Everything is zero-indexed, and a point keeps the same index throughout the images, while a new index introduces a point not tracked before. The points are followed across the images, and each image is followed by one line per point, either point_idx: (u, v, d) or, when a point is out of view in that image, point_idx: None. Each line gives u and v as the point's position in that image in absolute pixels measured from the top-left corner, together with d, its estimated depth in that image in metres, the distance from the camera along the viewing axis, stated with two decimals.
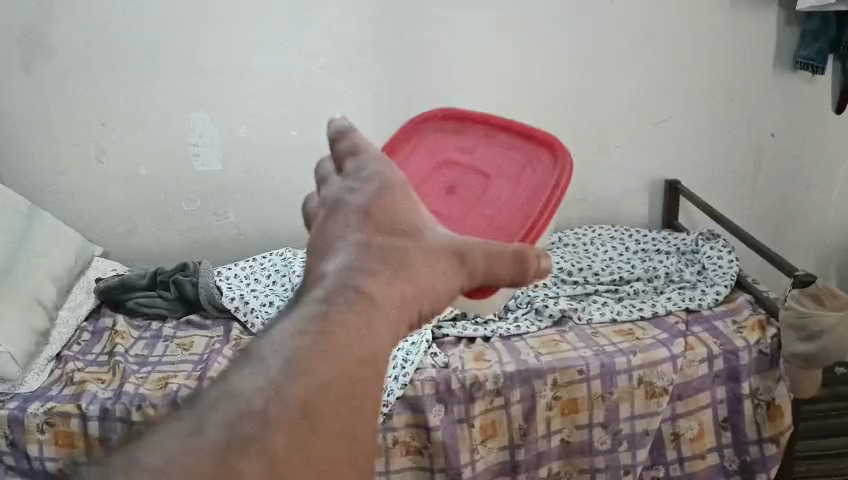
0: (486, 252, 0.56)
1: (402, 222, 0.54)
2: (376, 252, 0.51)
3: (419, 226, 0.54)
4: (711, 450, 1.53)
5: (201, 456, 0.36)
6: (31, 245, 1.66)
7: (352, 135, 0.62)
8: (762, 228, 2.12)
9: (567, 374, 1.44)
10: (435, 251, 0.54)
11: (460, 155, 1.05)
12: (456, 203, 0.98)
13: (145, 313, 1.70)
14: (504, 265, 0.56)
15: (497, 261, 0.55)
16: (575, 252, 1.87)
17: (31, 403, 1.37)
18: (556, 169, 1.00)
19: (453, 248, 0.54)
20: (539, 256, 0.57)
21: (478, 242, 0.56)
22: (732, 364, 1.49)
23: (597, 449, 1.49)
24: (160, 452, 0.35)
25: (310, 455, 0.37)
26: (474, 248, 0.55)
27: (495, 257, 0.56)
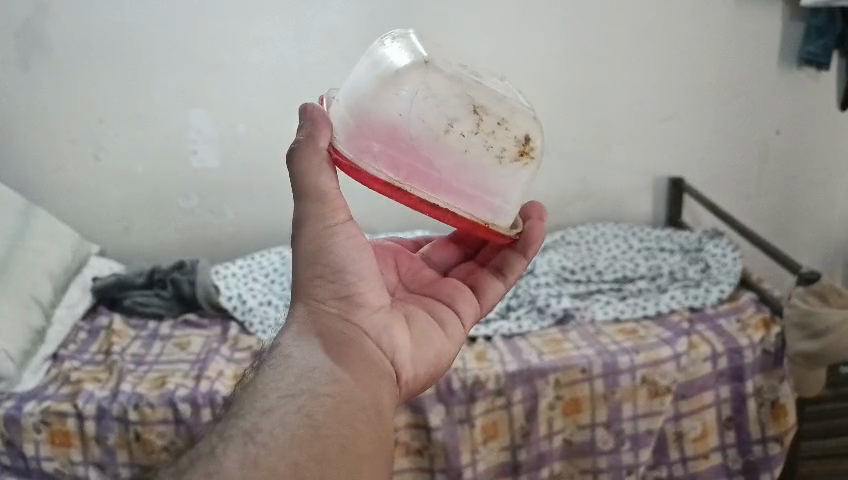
0: (323, 230, 0.72)
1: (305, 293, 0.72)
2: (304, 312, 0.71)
3: (307, 276, 0.72)
4: (715, 450, 1.51)
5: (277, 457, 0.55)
6: (28, 243, 1.64)
7: None
8: (767, 225, 2.10)
9: (570, 374, 1.42)
10: (317, 274, 0.72)
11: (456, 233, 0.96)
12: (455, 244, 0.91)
13: (141, 312, 1.67)
14: (327, 217, 0.72)
15: (326, 224, 0.72)
16: (578, 251, 1.85)
17: (28, 403, 1.35)
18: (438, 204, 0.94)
19: (314, 260, 0.72)
20: (308, 170, 0.70)
21: (315, 236, 0.72)
22: (735, 363, 1.47)
23: (600, 449, 1.47)
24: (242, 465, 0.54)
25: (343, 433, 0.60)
26: (311, 236, 0.72)
27: (325, 225, 0.72)
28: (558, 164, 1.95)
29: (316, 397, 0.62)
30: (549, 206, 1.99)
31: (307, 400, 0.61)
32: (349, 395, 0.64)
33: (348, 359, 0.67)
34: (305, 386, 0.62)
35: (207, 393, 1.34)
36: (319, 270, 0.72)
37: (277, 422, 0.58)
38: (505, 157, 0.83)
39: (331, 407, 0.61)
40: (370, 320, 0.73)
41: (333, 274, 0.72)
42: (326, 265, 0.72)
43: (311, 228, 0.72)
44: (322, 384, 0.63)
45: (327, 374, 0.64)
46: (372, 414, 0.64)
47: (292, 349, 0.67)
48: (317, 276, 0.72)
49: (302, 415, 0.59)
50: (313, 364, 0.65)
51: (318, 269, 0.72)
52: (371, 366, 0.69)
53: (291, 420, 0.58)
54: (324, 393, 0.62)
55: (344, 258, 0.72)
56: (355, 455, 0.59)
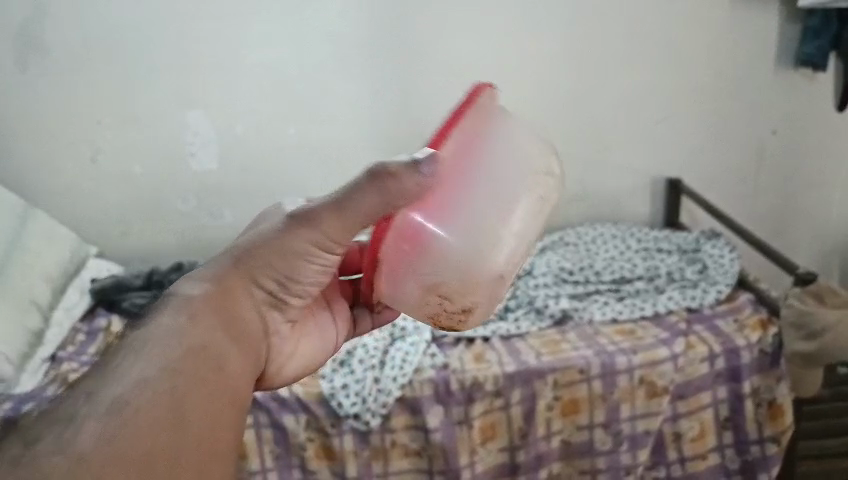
0: (335, 219, 0.58)
1: (249, 265, 0.59)
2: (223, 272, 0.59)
3: (265, 254, 0.60)
4: (712, 450, 1.52)
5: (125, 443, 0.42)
6: (27, 244, 1.64)
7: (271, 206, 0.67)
8: (765, 225, 2.10)
9: (568, 374, 1.43)
10: (282, 246, 0.59)
11: None
12: None
13: (139, 313, 1.66)
14: (342, 231, 0.59)
15: (331, 230, 0.59)
16: (576, 252, 1.85)
17: (26, 404, 1.36)
18: None
19: (287, 245, 0.59)
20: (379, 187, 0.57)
21: (316, 227, 0.59)
22: (732, 363, 1.48)
23: (598, 449, 1.47)
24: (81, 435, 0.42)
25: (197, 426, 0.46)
26: (312, 226, 0.59)
27: (329, 227, 0.59)
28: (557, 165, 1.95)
29: (104, 422, 0.42)
30: None
31: (88, 426, 0.42)
32: (156, 429, 0.44)
33: (184, 379, 0.48)
34: (104, 401, 0.44)
35: None
36: (262, 275, 0.60)
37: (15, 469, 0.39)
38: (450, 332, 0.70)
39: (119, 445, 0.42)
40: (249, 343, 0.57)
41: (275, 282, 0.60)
42: (289, 271, 0.60)
43: (303, 230, 0.59)
44: (195, 359, 0.49)
45: (162, 384, 0.46)
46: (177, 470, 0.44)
47: (134, 337, 0.50)
48: (269, 246, 0.60)
49: (166, 393, 0.46)
50: (191, 339, 0.51)
51: (274, 259, 0.60)
52: (217, 384, 0.50)
53: (44, 462, 0.40)
54: (121, 416, 0.43)
55: (284, 276, 0.61)
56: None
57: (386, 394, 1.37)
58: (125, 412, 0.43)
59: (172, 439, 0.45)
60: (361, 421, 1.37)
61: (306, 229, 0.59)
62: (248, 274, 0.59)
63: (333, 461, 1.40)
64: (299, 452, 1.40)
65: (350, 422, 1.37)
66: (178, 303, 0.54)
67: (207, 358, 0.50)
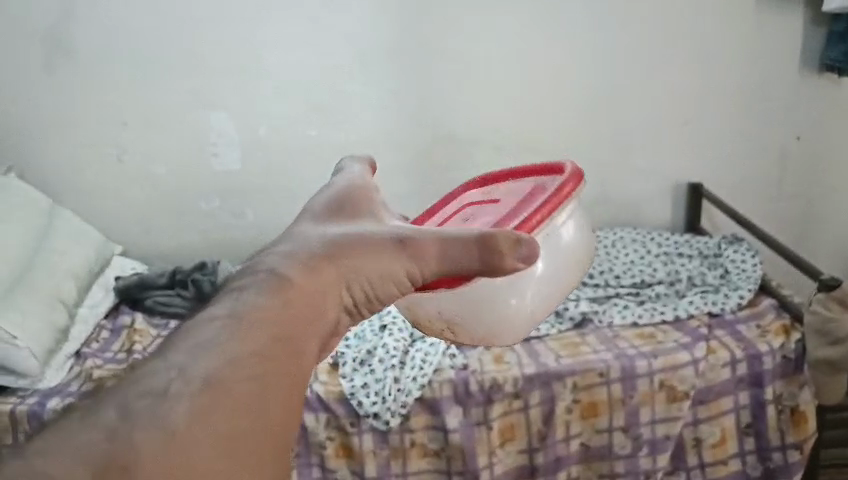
0: (439, 239, 0.53)
1: (345, 256, 0.50)
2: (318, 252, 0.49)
3: (369, 250, 0.51)
4: (733, 456, 1.51)
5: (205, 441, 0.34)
6: (53, 243, 1.66)
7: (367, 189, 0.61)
8: (789, 231, 2.08)
9: (588, 377, 1.43)
10: (384, 249, 0.52)
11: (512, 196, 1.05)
12: None
13: (163, 312, 1.68)
14: (460, 249, 0.52)
15: (449, 247, 0.52)
16: (596, 256, 1.85)
17: (50, 400, 1.40)
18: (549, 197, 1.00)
19: (398, 246, 0.52)
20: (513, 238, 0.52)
21: (433, 239, 0.53)
22: (755, 369, 1.47)
23: (617, 453, 1.47)
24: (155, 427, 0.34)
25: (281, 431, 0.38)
26: (425, 237, 0.53)
27: (446, 246, 0.53)
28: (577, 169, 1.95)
29: (198, 404, 0.35)
30: None
31: (180, 407, 0.35)
32: (251, 427, 0.36)
33: (279, 367, 0.39)
34: (182, 383, 0.36)
35: None
36: (357, 283, 0.50)
37: (95, 450, 0.32)
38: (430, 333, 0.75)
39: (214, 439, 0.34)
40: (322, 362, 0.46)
41: (364, 299, 0.51)
42: (381, 280, 0.51)
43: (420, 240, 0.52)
44: (285, 353, 0.40)
45: (249, 371, 0.38)
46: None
47: (217, 314, 0.41)
48: (374, 246, 0.51)
49: (255, 385, 0.37)
50: (283, 326, 0.41)
51: (376, 263, 0.51)
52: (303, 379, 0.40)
53: (138, 443, 0.33)
54: (202, 405, 0.35)
55: (371, 295, 0.51)
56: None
57: (406, 393, 1.38)
58: (220, 398, 0.36)
59: (266, 442, 0.36)
60: (380, 420, 1.37)
61: (404, 257, 0.53)
62: (342, 273, 0.49)
63: (352, 460, 1.41)
64: (318, 450, 1.40)
65: (370, 421, 1.38)
66: (267, 284, 0.44)
67: (302, 351, 0.41)
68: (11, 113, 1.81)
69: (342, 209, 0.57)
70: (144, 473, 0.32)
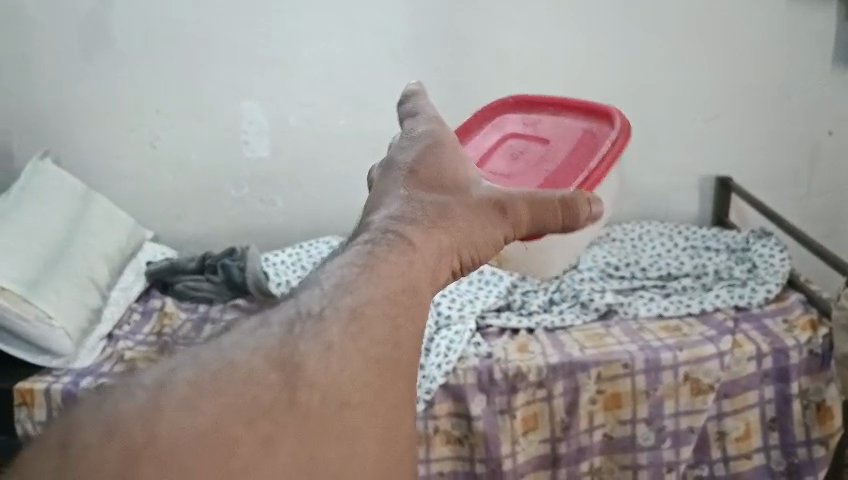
0: (529, 202, 0.61)
1: (453, 216, 0.57)
2: (425, 207, 0.56)
3: (472, 204, 0.58)
4: (757, 451, 1.50)
5: (348, 365, 0.42)
6: (87, 227, 1.70)
7: (430, 120, 0.65)
8: (820, 228, 2.06)
9: (611, 368, 1.43)
10: (481, 208, 0.59)
11: (543, 136, 1.10)
12: (525, 164, 1.04)
13: (192, 296, 1.71)
14: (548, 213, 0.62)
15: (538, 209, 0.61)
16: (622, 248, 1.85)
17: (84, 379, 1.44)
18: (582, 147, 1.07)
19: (493, 201, 0.59)
20: (588, 204, 0.64)
21: (520, 195, 0.61)
22: (780, 363, 1.46)
23: (640, 445, 1.47)
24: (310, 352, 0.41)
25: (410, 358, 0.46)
26: (516, 201, 0.60)
27: (535, 206, 0.61)
28: None
29: (345, 330, 0.43)
30: None
31: (332, 329, 0.43)
32: (395, 344, 0.45)
33: (406, 310, 0.47)
34: (329, 319, 0.44)
35: None
36: (469, 247, 0.56)
37: (266, 352, 0.40)
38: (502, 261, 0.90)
39: (358, 355, 0.43)
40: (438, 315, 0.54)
41: (476, 263, 0.57)
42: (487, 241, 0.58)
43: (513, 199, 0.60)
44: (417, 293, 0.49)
45: (386, 310, 0.46)
46: (397, 398, 0.43)
47: (353, 263, 0.49)
48: (476, 206, 0.58)
49: (391, 323, 0.45)
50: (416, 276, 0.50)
51: (477, 221, 0.58)
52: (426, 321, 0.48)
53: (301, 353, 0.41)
54: (351, 331, 0.44)
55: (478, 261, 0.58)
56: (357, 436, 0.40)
57: (431, 380, 1.40)
58: (364, 328, 0.44)
59: (409, 356, 0.46)
60: None
61: (504, 221, 0.60)
62: (458, 235, 0.56)
63: None
64: None
65: None
66: (396, 245, 0.51)
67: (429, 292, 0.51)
68: (49, 99, 1.84)
69: (435, 157, 0.61)
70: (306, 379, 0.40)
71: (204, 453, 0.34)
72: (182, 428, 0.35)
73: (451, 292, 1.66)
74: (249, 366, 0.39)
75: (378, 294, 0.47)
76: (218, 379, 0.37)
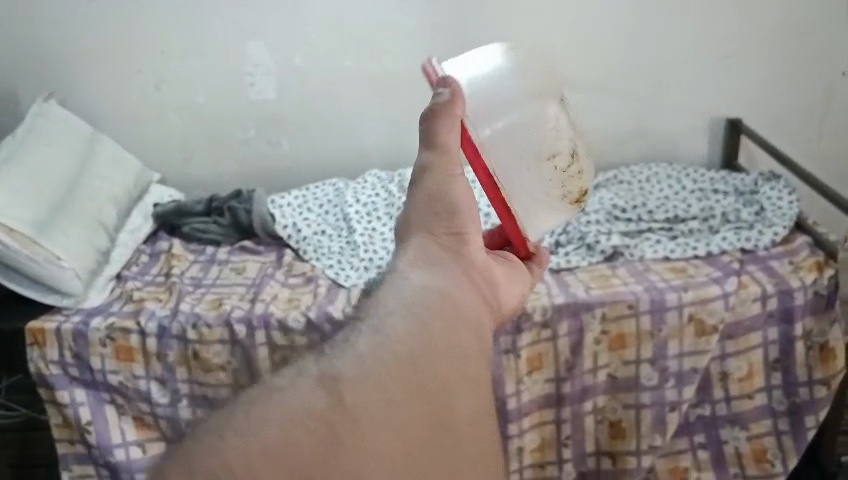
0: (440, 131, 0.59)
1: (430, 211, 0.54)
2: (402, 229, 0.54)
3: (427, 186, 0.56)
4: (760, 391, 1.52)
5: (382, 360, 0.39)
6: (93, 169, 1.70)
7: None
8: (831, 171, 2.03)
9: (616, 308, 1.44)
10: (427, 176, 0.56)
11: None
12: None
13: (200, 238, 1.72)
14: (449, 117, 0.59)
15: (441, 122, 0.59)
16: (630, 190, 1.84)
17: (94, 318, 1.46)
18: None
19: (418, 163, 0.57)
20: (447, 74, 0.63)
21: (427, 138, 0.59)
22: (785, 304, 1.47)
23: (644, 385, 1.48)
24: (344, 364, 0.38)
25: (446, 334, 0.43)
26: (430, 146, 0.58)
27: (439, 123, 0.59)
28: (613, 103, 1.93)
29: (369, 343, 0.40)
30: (601, 145, 1.97)
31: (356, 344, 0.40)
32: (423, 331, 0.42)
33: (422, 303, 0.44)
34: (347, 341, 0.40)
35: (261, 315, 1.43)
36: (440, 209, 0.54)
37: (304, 381, 0.36)
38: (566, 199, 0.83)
39: (393, 354, 0.39)
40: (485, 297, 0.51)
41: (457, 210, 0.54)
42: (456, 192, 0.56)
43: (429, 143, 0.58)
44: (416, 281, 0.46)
45: (398, 310, 0.43)
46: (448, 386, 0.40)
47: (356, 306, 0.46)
48: (421, 181, 0.56)
49: (408, 317, 0.42)
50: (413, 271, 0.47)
51: (434, 192, 0.55)
52: (452, 305, 0.45)
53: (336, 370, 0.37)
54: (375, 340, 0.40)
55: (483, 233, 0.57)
56: (415, 437, 0.37)
57: None
58: (389, 334, 0.41)
59: (447, 333, 0.43)
60: None
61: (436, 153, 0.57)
62: (428, 215, 0.54)
63: None
64: None
65: None
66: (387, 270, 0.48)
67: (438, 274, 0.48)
68: (54, 41, 1.83)
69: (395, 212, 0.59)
70: (350, 392, 0.36)
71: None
72: (231, 451, 0.31)
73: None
74: (293, 398, 0.35)
75: (399, 295, 0.44)
76: (255, 406, 0.34)
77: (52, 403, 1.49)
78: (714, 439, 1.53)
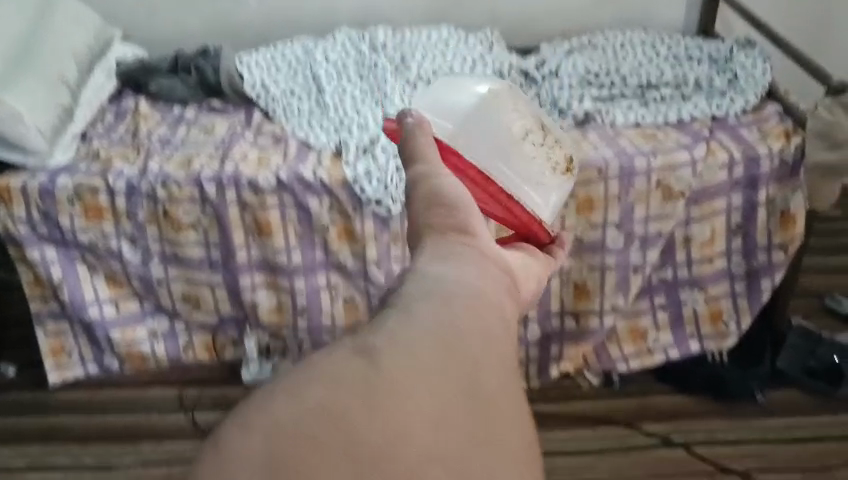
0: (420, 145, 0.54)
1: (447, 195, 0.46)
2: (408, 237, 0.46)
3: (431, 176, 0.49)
4: (720, 255, 1.56)
5: (426, 336, 0.31)
6: (51, 24, 1.62)
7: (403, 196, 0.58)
8: (806, 40, 2.02)
9: (586, 173, 1.45)
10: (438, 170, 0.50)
11: None
12: None
13: (166, 98, 1.68)
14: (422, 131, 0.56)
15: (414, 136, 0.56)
16: (603, 54, 1.79)
17: (60, 175, 1.43)
18: None
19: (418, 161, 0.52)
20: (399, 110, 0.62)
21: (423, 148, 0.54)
22: (751, 172, 1.49)
23: (610, 248, 1.51)
24: (383, 337, 0.31)
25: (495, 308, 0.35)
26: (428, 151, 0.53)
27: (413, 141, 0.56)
28: None
29: (400, 316, 0.32)
30: (578, 7, 1.93)
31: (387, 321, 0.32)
32: (467, 304, 0.34)
33: (466, 278, 0.36)
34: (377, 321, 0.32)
35: (231, 175, 1.42)
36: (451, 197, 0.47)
37: (335, 355, 0.29)
38: (557, 169, 0.97)
39: (422, 337, 0.31)
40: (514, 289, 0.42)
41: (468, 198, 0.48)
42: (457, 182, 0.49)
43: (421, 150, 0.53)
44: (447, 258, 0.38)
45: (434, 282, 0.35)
46: (506, 363, 0.33)
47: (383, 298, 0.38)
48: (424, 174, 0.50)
49: (448, 290, 0.34)
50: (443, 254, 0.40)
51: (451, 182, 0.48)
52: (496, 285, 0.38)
53: (373, 347, 0.30)
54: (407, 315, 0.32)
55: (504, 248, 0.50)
56: (465, 421, 0.29)
57: None
58: (429, 308, 0.33)
59: (494, 310, 0.35)
60: (382, 207, 1.42)
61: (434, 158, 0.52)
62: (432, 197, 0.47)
63: (353, 243, 1.48)
64: (321, 233, 1.47)
65: (373, 208, 1.42)
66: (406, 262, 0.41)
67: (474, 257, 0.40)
68: None
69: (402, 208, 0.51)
70: (389, 367, 0.29)
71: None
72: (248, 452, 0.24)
73: (428, 78, 1.66)
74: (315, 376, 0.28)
75: (432, 272, 0.36)
76: (277, 390, 0.27)
77: (22, 261, 1.51)
78: (673, 301, 1.59)
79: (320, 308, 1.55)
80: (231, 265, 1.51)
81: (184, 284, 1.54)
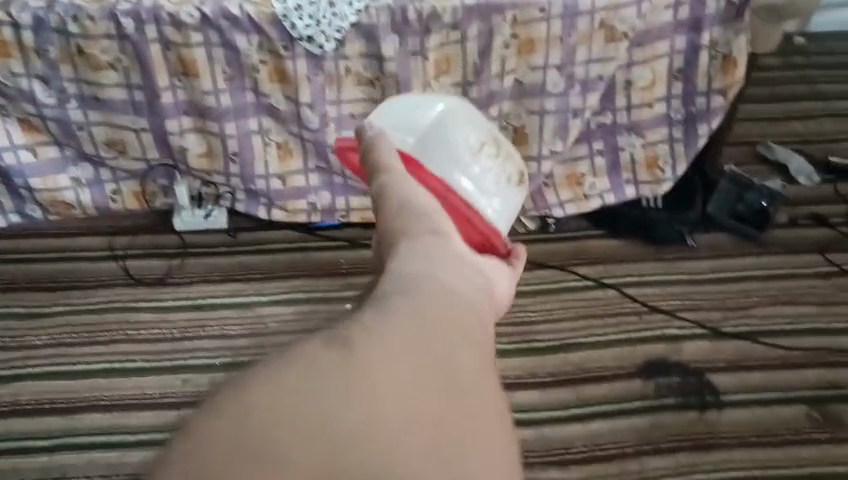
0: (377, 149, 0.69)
1: (407, 206, 0.62)
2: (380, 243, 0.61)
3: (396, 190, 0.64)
4: (659, 100, 1.54)
5: (395, 332, 0.46)
6: None
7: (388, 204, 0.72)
8: None
9: (528, 13, 1.38)
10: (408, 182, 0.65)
11: None
12: None
13: None
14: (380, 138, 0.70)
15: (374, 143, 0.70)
16: None
17: None
18: None
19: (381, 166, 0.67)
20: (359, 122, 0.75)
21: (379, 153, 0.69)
22: (696, 13, 1.44)
23: (549, 92, 1.48)
24: (362, 329, 0.46)
25: (445, 315, 0.50)
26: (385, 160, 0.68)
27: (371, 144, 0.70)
28: None
29: (374, 317, 0.47)
30: None
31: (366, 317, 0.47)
32: (423, 311, 0.49)
33: (429, 294, 0.51)
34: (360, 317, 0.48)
35: (150, 9, 1.31)
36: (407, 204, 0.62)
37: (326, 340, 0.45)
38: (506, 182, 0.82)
39: (394, 331, 0.46)
40: (484, 283, 0.59)
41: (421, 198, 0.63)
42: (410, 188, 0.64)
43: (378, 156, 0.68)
44: (410, 271, 0.54)
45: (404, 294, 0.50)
46: (452, 351, 0.48)
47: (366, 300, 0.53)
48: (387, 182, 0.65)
49: (414, 303, 0.50)
50: (409, 263, 0.55)
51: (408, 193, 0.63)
52: (455, 300, 0.53)
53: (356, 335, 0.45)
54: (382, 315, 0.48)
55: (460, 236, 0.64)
56: (419, 388, 0.44)
57: (341, 20, 1.34)
58: (402, 315, 0.48)
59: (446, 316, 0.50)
60: (314, 45, 1.35)
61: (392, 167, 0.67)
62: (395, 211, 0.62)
63: (285, 85, 1.41)
64: (251, 74, 1.39)
65: (304, 46, 1.36)
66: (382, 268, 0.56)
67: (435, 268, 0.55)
68: None
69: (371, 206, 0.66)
70: (363, 348, 0.44)
71: (295, 416, 0.38)
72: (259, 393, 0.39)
73: None
74: (312, 351, 0.43)
75: (402, 286, 0.51)
76: (285, 361, 0.42)
77: None
78: (611, 147, 1.59)
79: (252, 153, 1.49)
80: (155, 105, 1.43)
81: (106, 128, 1.46)
